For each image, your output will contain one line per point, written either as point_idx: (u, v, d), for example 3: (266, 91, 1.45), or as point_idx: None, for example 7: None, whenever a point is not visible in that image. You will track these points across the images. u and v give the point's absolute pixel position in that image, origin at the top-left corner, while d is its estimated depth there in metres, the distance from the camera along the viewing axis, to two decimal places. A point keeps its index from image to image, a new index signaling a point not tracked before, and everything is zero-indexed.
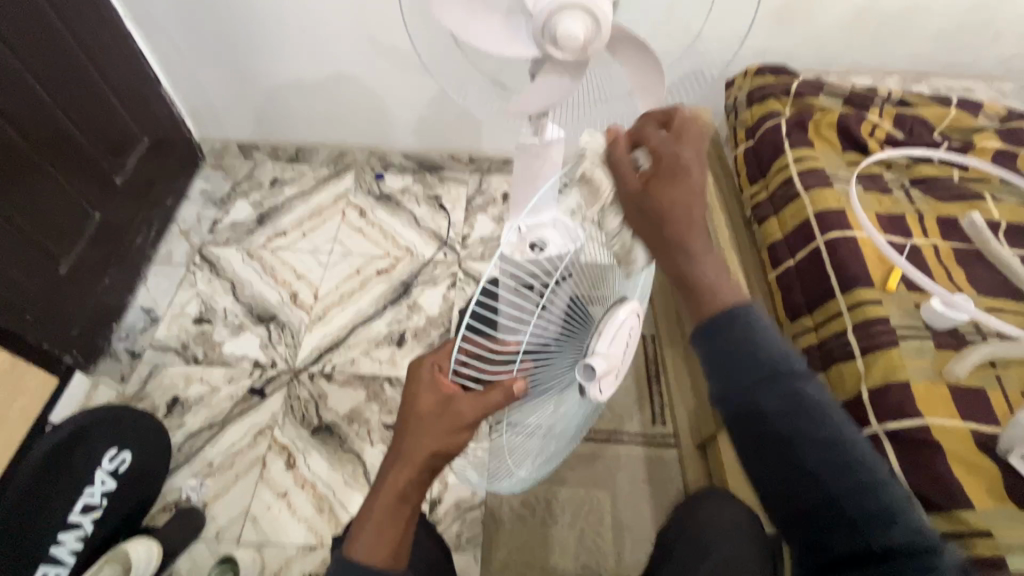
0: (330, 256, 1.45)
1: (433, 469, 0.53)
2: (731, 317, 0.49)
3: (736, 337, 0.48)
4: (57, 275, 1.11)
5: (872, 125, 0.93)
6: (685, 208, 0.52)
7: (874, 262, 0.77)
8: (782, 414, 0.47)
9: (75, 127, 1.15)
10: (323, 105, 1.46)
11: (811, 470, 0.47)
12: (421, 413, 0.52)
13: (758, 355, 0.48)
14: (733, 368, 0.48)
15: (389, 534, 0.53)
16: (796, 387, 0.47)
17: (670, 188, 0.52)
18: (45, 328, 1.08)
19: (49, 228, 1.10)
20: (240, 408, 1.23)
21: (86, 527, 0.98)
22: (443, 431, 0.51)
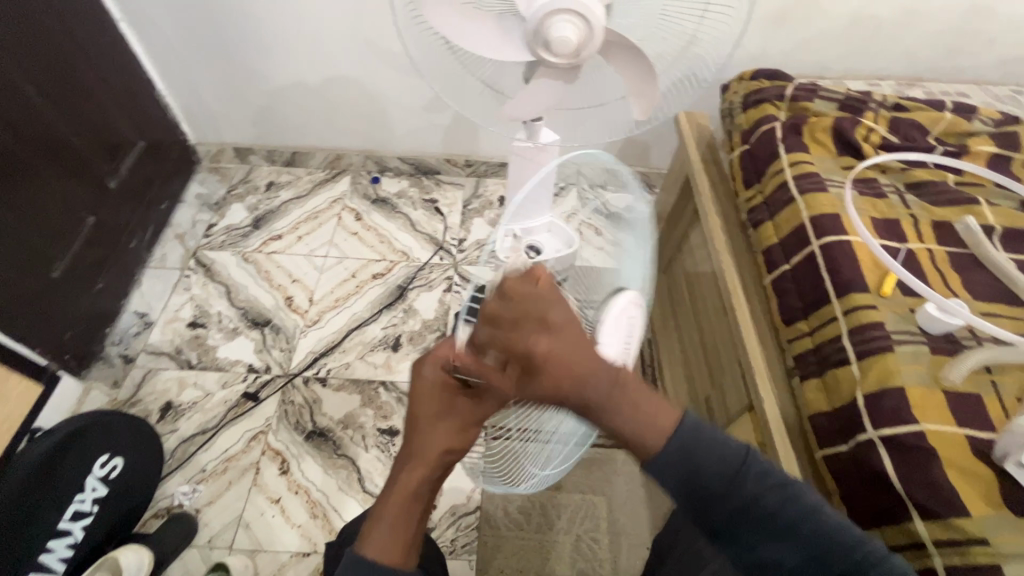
0: (326, 260, 1.45)
1: (445, 467, 0.52)
2: (681, 440, 0.47)
3: (689, 456, 0.47)
4: (50, 280, 1.11)
5: (867, 129, 0.93)
6: (575, 366, 0.41)
7: (870, 266, 0.76)
8: (749, 516, 0.48)
9: (69, 130, 1.14)
10: (319, 108, 1.46)
11: (783, 560, 0.49)
12: (428, 411, 0.51)
13: (714, 465, 0.47)
14: (693, 481, 0.48)
15: (404, 531, 0.50)
16: (757, 487, 0.47)
17: (554, 347, 0.40)
18: (36, 333, 1.07)
19: (41, 231, 1.09)
20: (234, 413, 1.22)
21: (75, 535, 0.97)
22: (453, 429, 0.50)
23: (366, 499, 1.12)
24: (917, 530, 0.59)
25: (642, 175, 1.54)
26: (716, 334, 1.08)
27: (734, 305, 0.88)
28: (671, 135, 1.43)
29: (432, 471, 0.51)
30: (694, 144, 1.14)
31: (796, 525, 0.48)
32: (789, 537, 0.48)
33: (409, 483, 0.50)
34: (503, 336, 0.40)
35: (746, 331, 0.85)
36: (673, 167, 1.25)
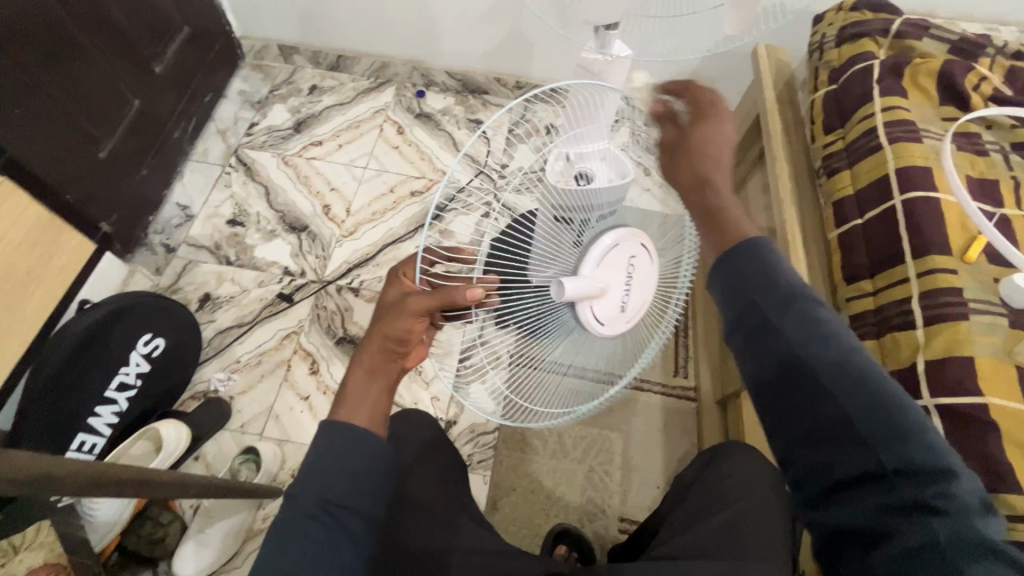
0: (365, 171, 1.42)
1: (398, 354, 0.55)
2: (750, 250, 0.47)
3: (753, 260, 0.47)
4: (97, 160, 1.10)
5: (980, 77, 0.82)
6: (701, 130, 0.52)
7: (956, 228, 0.70)
8: (799, 333, 0.45)
9: (116, 6, 1.10)
10: (368, 9, 1.37)
11: (820, 376, 0.44)
12: (384, 304, 0.59)
13: (779, 282, 0.46)
14: (749, 294, 0.46)
15: (366, 401, 0.53)
16: (813, 312, 0.45)
17: (714, 128, 0.52)
18: (84, 211, 1.09)
19: (88, 109, 1.07)
20: (269, 312, 1.25)
21: (120, 404, 1.04)
22: (395, 316, 0.53)
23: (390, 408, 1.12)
24: None
25: None
26: None
27: (792, 256, 0.83)
28: (743, 73, 1.31)
29: (382, 352, 0.54)
30: (772, 80, 1.04)
31: (853, 379, 0.44)
32: (837, 375, 0.44)
33: (364, 360, 0.54)
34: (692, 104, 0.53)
35: None
36: (742, 107, 1.15)
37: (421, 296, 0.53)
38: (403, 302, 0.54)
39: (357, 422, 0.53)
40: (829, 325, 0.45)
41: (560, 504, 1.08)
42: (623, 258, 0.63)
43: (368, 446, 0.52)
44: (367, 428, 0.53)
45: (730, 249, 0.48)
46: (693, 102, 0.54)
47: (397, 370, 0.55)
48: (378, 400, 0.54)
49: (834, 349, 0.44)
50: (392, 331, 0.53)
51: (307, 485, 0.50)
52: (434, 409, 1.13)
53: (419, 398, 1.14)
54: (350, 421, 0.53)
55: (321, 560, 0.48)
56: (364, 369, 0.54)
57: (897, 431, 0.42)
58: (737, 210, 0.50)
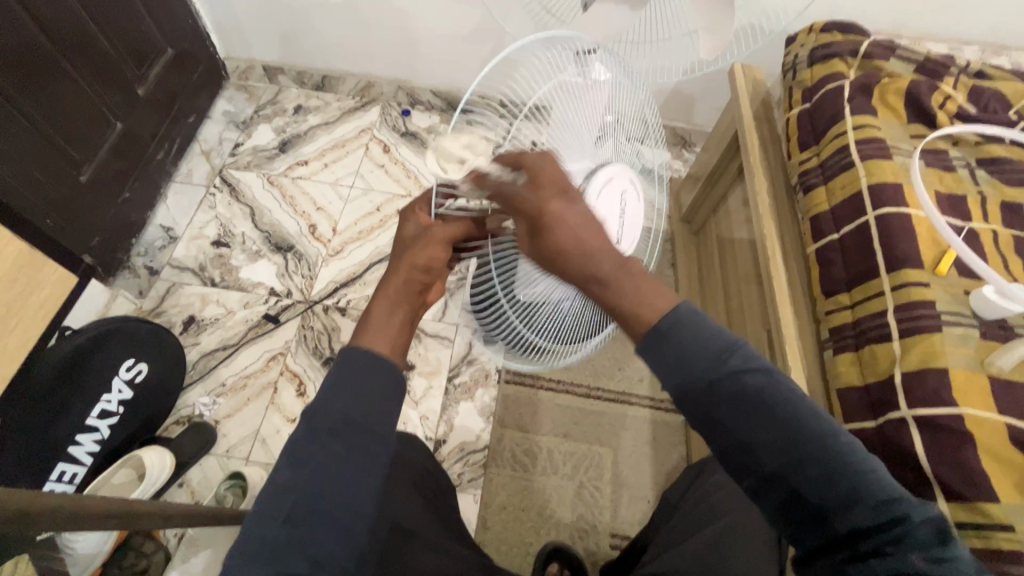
0: (351, 190, 1.42)
1: (421, 287, 0.57)
2: (673, 318, 0.45)
3: (668, 347, 0.45)
4: (79, 183, 1.09)
5: (945, 96, 0.85)
6: (545, 220, 0.47)
7: (927, 242, 0.72)
8: (732, 413, 0.43)
9: (99, 31, 1.10)
10: (352, 30, 1.39)
11: (761, 458, 0.42)
12: (403, 240, 0.58)
13: (706, 348, 0.45)
14: (678, 368, 0.45)
15: (387, 330, 0.52)
16: (746, 377, 0.43)
17: (556, 208, 0.48)
18: (65, 235, 1.08)
19: (69, 132, 1.07)
20: (254, 333, 1.23)
21: (102, 432, 1.02)
22: (424, 244, 0.56)
23: None
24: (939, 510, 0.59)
25: (683, 132, 1.46)
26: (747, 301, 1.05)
27: (772, 270, 0.85)
28: (721, 91, 1.34)
29: (407, 285, 0.55)
30: (748, 99, 1.07)
31: (811, 447, 0.41)
32: (789, 446, 0.42)
33: (387, 290, 0.54)
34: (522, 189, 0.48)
35: (781, 298, 0.82)
36: (720, 124, 1.18)
37: (448, 226, 0.56)
38: (430, 231, 0.56)
39: (380, 349, 0.50)
40: (766, 393, 0.43)
41: (550, 522, 1.07)
42: (616, 192, 0.62)
43: (390, 373, 0.49)
44: (389, 356, 0.51)
45: (644, 345, 0.46)
46: (544, 177, 0.49)
47: (418, 301, 0.56)
48: (398, 330, 0.53)
49: (772, 421, 0.42)
50: (420, 258, 0.55)
51: (326, 408, 0.46)
52: (422, 429, 1.12)
53: (408, 418, 1.13)
54: (373, 346, 0.50)
55: (343, 481, 0.44)
56: (389, 298, 0.54)
57: (846, 503, 0.40)
58: (639, 296, 0.47)
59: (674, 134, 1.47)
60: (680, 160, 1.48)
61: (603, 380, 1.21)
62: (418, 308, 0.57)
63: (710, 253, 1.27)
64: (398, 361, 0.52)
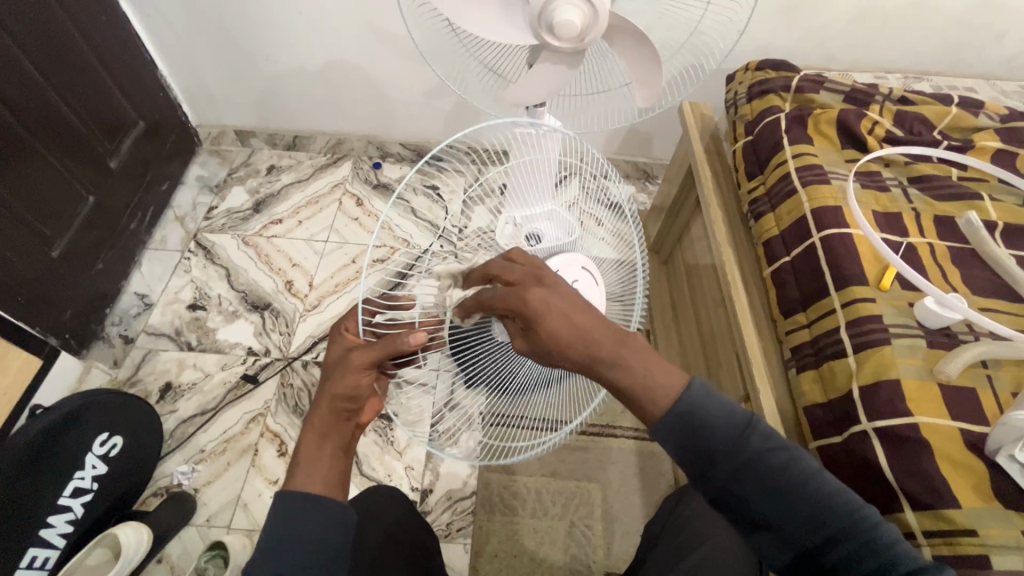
0: (326, 245, 1.45)
1: (349, 413, 0.57)
2: (688, 404, 0.50)
3: (690, 427, 0.50)
4: (50, 258, 1.10)
5: (873, 122, 0.92)
6: (551, 342, 0.49)
7: (869, 259, 0.76)
8: (759, 496, 0.50)
9: (70, 111, 1.14)
10: (319, 93, 1.45)
11: (789, 531, 0.50)
12: (329, 364, 0.59)
13: (722, 427, 0.50)
14: (707, 439, 0.50)
15: (321, 466, 0.55)
16: (769, 453, 0.50)
17: (543, 296, 0.50)
18: (36, 311, 1.07)
19: (41, 210, 1.08)
20: (233, 395, 1.22)
21: (75, 511, 0.99)
22: (341, 374, 0.56)
23: (363, 482, 1.10)
24: (908, 520, 0.60)
25: (644, 166, 1.53)
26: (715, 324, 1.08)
27: (732, 294, 0.88)
28: (674, 126, 1.42)
29: (332, 414, 0.56)
30: (698, 134, 1.12)
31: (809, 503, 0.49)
32: (798, 504, 0.49)
33: (314, 426, 0.56)
34: (506, 286, 0.52)
35: (744, 321, 0.85)
36: (676, 158, 1.23)
37: (363, 351, 0.56)
38: (347, 358, 0.57)
39: (314, 488, 0.54)
40: (783, 465, 0.49)
41: (543, 566, 1.05)
42: None
43: (328, 512, 0.53)
44: (325, 492, 0.54)
45: (663, 425, 0.51)
46: (525, 270, 0.53)
47: (350, 428, 0.57)
48: (333, 462, 0.56)
49: (795, 501, 0.49)
50: (339, 390, 0.56)
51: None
52: (408, 480, 1.11)
53: (393, 469, 1.12)
54: (307, 487, 0.54)
55: None
56: (316, 430, 0.56)
57: (865, 571, 0.48)
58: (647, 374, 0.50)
59: (636, 169, 1.53)
60: (644, 193, 1.54)
61: None
62: (353, 431, 0.59)
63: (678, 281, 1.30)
64: (334, 496, 0.55)
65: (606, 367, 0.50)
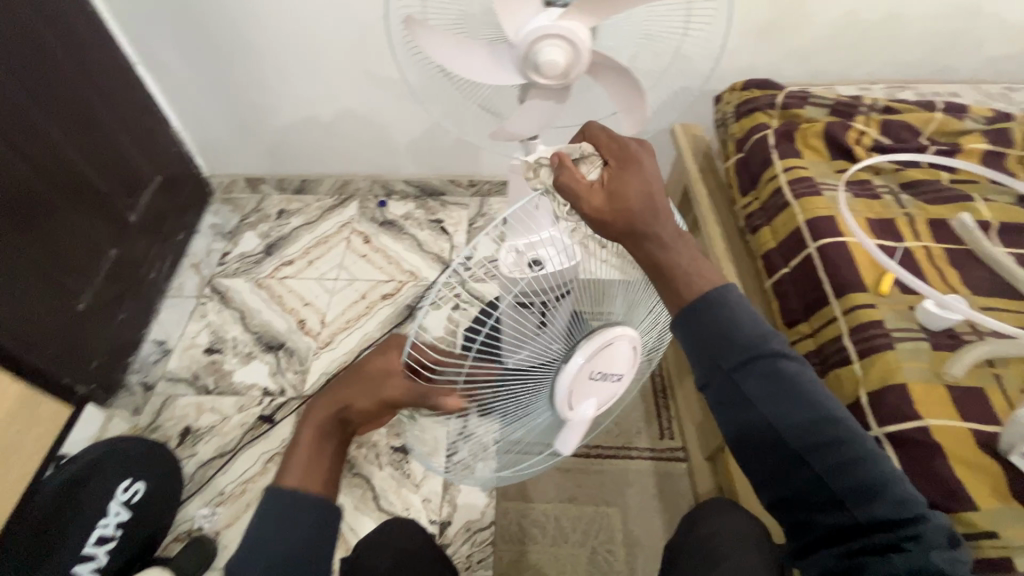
0: (336, 282, 1.48)
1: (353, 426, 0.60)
2: (713, 306, 0.54)
3: (712, 330, 0.54)
4: (77, 311, 1.14)
5: (859, 133, 0.94)
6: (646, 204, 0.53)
7: (866, 266, 0.78)
8: (766, 394, 0.54)
9: (92, 169, 1.20)
10: (325, 139, 1.51)
11: (791, 443, 0.54)
12: (364, 373, 0.58)
13: (745, 337, 0.54)
14: (712, 350, 0.55)
15: (317, 468, 0.59)
16: (777, 367, 0.54)
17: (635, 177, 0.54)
18: (66, 363, 1.11)
19: (66, 266, 1.13)
20: (251, 436, 1.24)
21: (99, 559, 1.00)
22: (367, 392, 0.58)
23: (381, 517, 1.10)
24: None
25: None
26: None
27: None
28: (668, 148, 1.45)
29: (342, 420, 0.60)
30: (691, 154, 1.15)
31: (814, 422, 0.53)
32: (797, 416, 0.54)
33: (312, 427, 0.60)
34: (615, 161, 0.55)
35: None
36: (671, 179, 1.26)
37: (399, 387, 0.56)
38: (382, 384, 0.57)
39: (309, 486, 0.58)
40: (796, 381, 0.54)
41: None
42: (590, 370, 0.67)
43: (316, 511, 0.58)
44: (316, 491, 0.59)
45: (682, 316, 0.56)
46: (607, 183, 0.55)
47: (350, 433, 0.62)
48: (329, 466, 0.60)
49: (795, 411, 0.54)
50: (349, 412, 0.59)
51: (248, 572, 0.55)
52: (426, 513, 1.11)
53: (411, 502, 1.12)
54: (297, 484, 0.58)
55: None
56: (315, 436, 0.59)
57: (867, 490, 0.52)
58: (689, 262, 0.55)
59: None
60: None
61: (599, 437, 1.22)
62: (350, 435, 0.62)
63: None
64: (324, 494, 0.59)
65: (644, 241, 0.54)
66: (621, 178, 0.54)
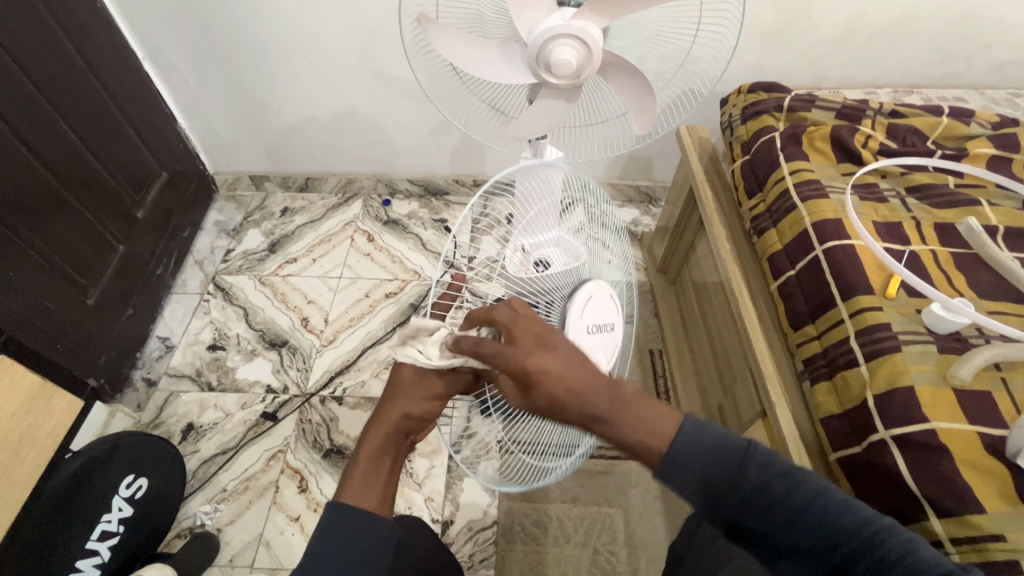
0: (339, 281, 1.48)
1: (409, 433, 0.58)
2: (675, 399, 0.53)
3: (682, 401, 0.54)
4: (86, 306, 1.15)
5: (865, 136, 0.94)
6: (556, 392, 0.50)
7: (873, 269, 0.78)
8: (746, 461, 0.53)
9: (100, 165, 1.20)
10: (330, 137, 1.51)
11: (782, 508, 0.52)
12: (405, 379, 0.57)
13: (713, 406, 0.54)
14: (686, 422, 0.54)
15: (375, 485, 0.56)
16: (750, 435, 0.53)
17: (548, 362, 0.50)
18: (76, 358, 1.11)
19: (75, 261, 1.13)
20: (254, 433, 1.24)
21: (102, 554, 1.00)
22: (421, 397, 0.57)
23: None
24: (934, 529, 0.60)
25: (647, 189, 1.56)
26: (727, 341, 1.08)
27: (741, 310, 0.89)
28: (673, 149, 1.45)
29: (398, 430, 0.57)
30: (696, 156, 1.15)
31: (799, 483, 0.52)
32: (783, 483, 0.52)
33: (370, 443, 0.57)
34: (506, 349, 0.49)
35: (754, 336, 0.86)
36: (676, 180, 1.26)
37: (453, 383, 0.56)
38: (433, 385, 0.56)
39: (369, 501, 0.56)
40: (771, 447, 0.53)
41: None
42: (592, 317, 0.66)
43: (375, 531, 0.55)
44: (375, 510, 0.56)
45: (666, 419, 0.54)
46: (516, 376, 0.49)
47: (406, 445, 0.59)
48: (385, 479, 0.57)
49: (778, 475, 0.52)
50: (404, 420, 0.56)
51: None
52: (428, 511, 1.10)
53: (413, 501, 1.12)
54: (359, 503, 0.55)
55: None
56: (372, 451, 0.56)
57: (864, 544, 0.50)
58: (637, 423, 0.53)
59: (639, 193, 1.56)
60: (648, 217, 1.57)
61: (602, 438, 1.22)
62: (405, 448, 0.59)
63: (688, 300, 1.31)
64: (383, 512, 0.57)
65: (600, 424, 0.52)
66: (539, 351, 0.50)
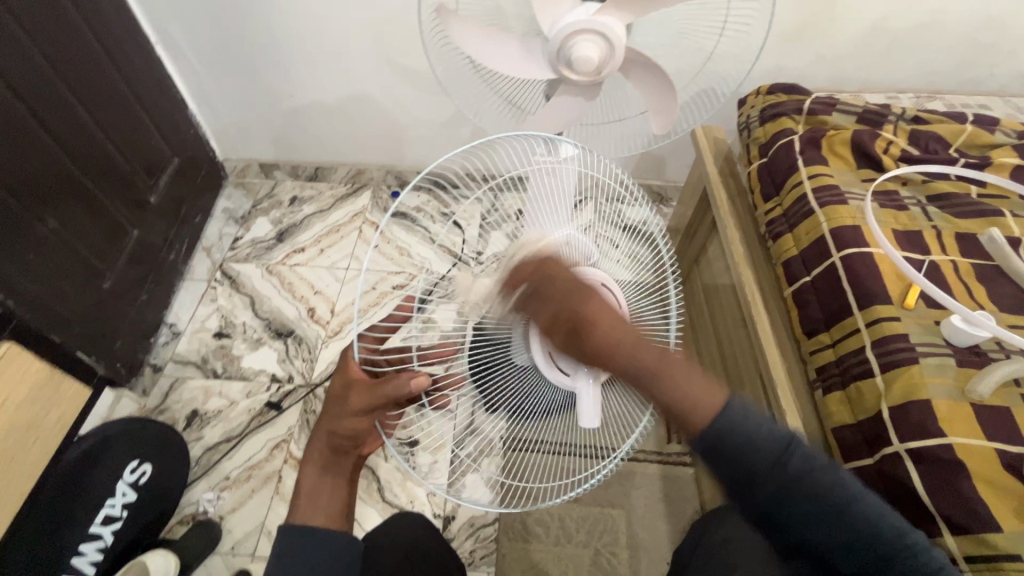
0: (347, 272, 1.48)
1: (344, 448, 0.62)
2: None
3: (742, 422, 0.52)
4: (102, 290, 1.15)
5: (887, 142, 0.92)
6: None
7: (891, 278, 0.76)
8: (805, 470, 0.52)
9: (115, 150, 1.20)
10: (340, 125, 1.50)
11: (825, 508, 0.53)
12: (331, 400, 0.63)
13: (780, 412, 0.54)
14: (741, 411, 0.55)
15: (321, 503, 0.61)
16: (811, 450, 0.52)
17: None
18: (92, 343, 1.11)
19: (93, 246, 1.13)
20: (258, 422, 1.24)
21: (105, 539, 1.01)
22: (343, 418, 0.61)
23: (386, 509, 1.10)
24: (947, 546, 0.60)
25: (658, 189, 1.54)
26: (737, 345, 1.07)
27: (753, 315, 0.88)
28: (687, 149, 1.43)
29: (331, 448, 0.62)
30: (711, 156, 1.13)
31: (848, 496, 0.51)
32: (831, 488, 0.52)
33: (313, 465, 0.63)
34: None
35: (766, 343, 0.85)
36: (689, 180, 1.24)
37: (364, 395, 0.59)
38: (348, 402, 0.60)
39: (315, 521, 0.61)
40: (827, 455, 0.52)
41: None
42: None
43: (328, 543, 0.60)
44: (326, 524, 0.61)
45: None
46: None
47: (349, 461, 0.63)
48: (333, 497, 0.62)
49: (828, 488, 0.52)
50: (335, 434, 0.61)
51: None
52: (430, 506, 1.10)
53: (415, 496, 1.12)
54: (306, 522, 0.60)
55: None
56: (315, 468, 0.62)
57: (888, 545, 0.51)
58: None
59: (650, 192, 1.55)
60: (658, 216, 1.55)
61: None
62: (354, 463, 0.64)
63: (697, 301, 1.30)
64: (337, 526, 0.62)
65: None
66: None
